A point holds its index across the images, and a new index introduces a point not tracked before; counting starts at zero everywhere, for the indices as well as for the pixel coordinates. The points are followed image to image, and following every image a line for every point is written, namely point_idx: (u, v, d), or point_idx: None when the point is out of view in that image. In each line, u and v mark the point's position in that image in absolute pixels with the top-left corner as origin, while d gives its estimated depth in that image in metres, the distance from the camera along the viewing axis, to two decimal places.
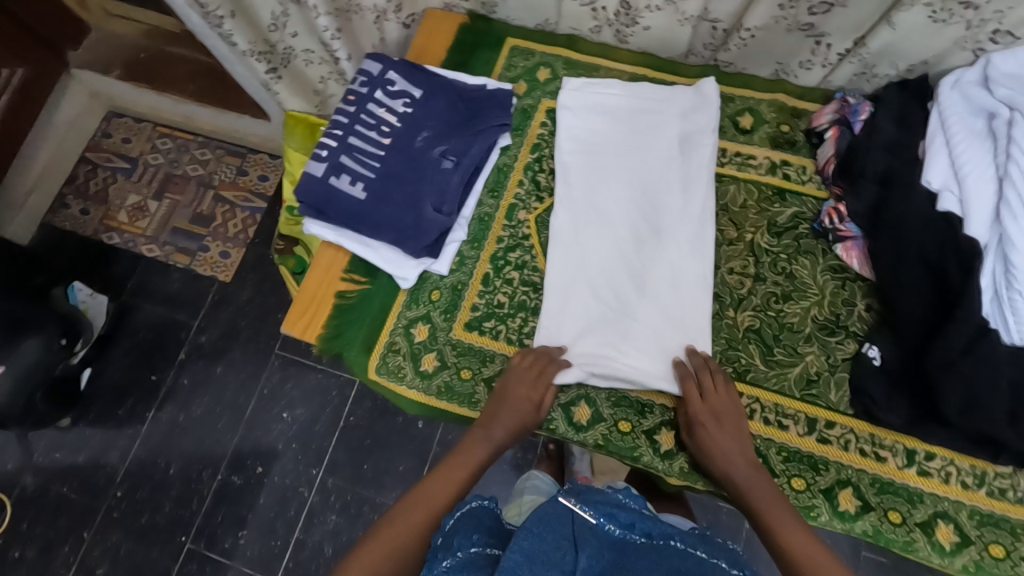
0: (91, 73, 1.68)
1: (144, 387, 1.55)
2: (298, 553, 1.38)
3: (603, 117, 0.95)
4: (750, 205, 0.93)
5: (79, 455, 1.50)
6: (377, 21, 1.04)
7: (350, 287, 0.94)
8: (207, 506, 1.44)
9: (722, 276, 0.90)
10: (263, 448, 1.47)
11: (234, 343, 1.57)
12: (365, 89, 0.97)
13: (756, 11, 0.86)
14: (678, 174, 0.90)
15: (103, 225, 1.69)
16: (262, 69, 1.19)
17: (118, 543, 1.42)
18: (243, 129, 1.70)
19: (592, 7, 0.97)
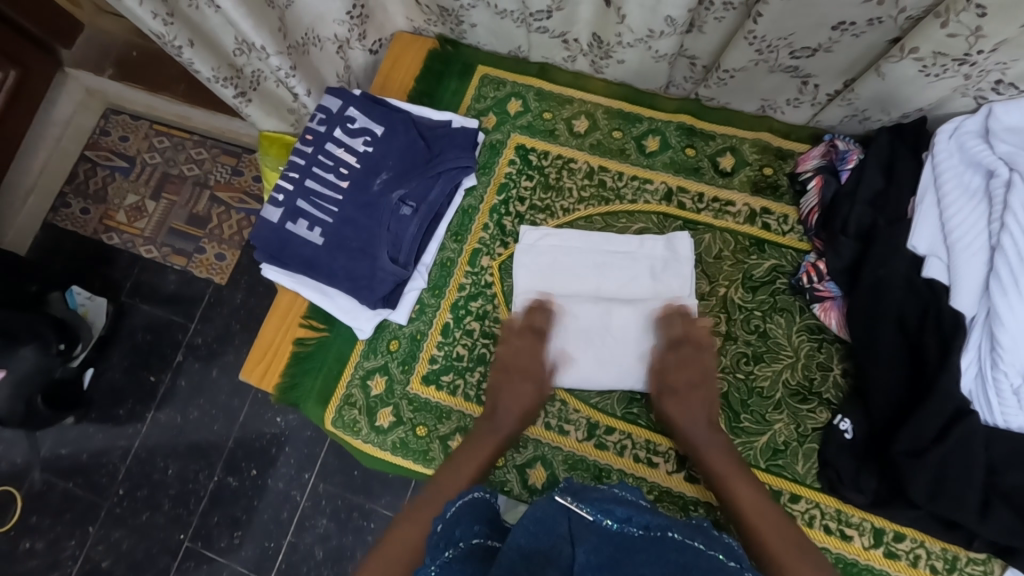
0: (85, 71, 1.47)
1: (142, 389, 1.37)
2: (291, 556, 1.25)
3: (567, 241, 0.87)
4: (725, 256, 0.88)
5: (82, 453, 1.35)
6: (340, 51, 0.99)
7: (308, 333, 0.93)
8: (204, 507, 1.30)
9: None
10: (259, 452, 1.31)
11: (229, 348, 1.38)
12: (323, 128, 0.92)
13: (731, 54, 0.80)
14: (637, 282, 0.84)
15: (102, 225, 1.47)
16: (229, 94, 1.07)
17: (120, 540, 1.30)
18: (239, 129, 1.46)
19: (563, 39, 0.91)
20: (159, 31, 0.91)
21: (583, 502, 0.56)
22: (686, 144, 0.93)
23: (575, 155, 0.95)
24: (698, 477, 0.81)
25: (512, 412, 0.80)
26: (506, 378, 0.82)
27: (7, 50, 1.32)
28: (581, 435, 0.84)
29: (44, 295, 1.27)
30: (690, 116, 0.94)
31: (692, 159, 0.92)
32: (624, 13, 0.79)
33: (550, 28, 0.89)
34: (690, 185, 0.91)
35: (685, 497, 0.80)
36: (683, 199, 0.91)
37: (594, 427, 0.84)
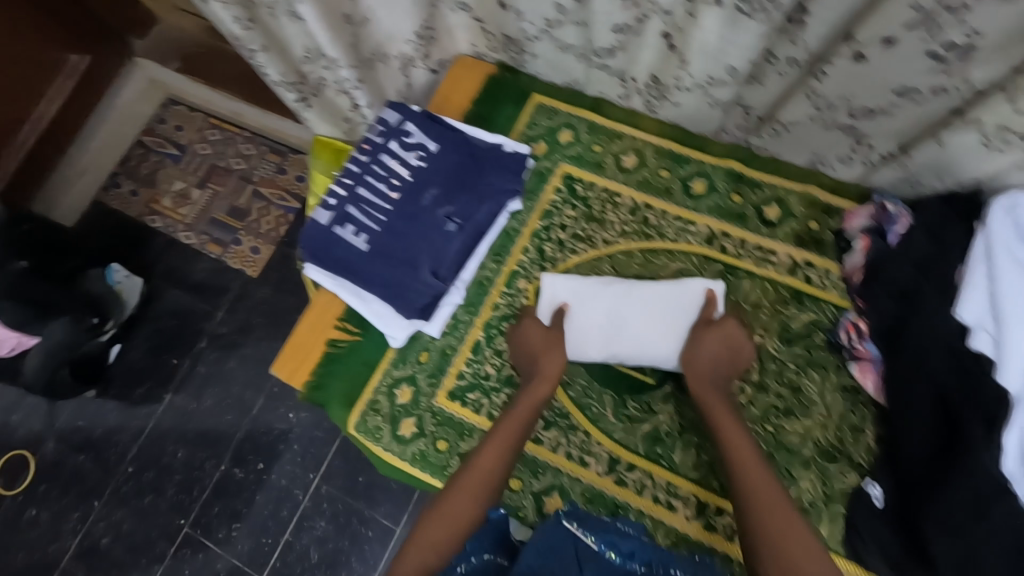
0: (154, 63, 1.55)
1: (163, 371, 1.40)
2: (285, 555, 1.26)
3: (583, 293, 0.87)
4: (763, 305, 0.88)
5: (98, 428, 1.38)
6: (403, 68, 1.02)
7: (342, 336, 0.94)
8: (207, 495, 1.31)
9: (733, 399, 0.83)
10: (266, 446, 1.32)
11: (251, 338, 1.40)
12: (380, 140, 0.95)
13: (790, 108, 0.82)
14: (671, 314, 0.84)
15: (147, 208, 1.51)
16: (291, 97, 1.13)
17: (122, 519, 1.31)
18: (289, 130, 1.51)
19: (621, 77, 0.93)
20: (237, 33, 0.96)
21: (589, 530, 0.58)
22: (733, 190, 0.93)
23: (621, 190, 0.96)
24: (717, 527, 0.79)
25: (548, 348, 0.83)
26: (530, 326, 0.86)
27: (80, 34, 1.43)
28: (602, 469, 0.83)
29: (84, 271, 1.31)
30: (737, 163, 0.94)
31: (737, 206, 0.93)
32: (686, 60, 0.80)
33: (611, 66, 0.91)
34: (732, 230, 0.92)
35: (702, 546, 0.79)
36: (725, 244, 0.91)
37: (615, 462, 0.83)
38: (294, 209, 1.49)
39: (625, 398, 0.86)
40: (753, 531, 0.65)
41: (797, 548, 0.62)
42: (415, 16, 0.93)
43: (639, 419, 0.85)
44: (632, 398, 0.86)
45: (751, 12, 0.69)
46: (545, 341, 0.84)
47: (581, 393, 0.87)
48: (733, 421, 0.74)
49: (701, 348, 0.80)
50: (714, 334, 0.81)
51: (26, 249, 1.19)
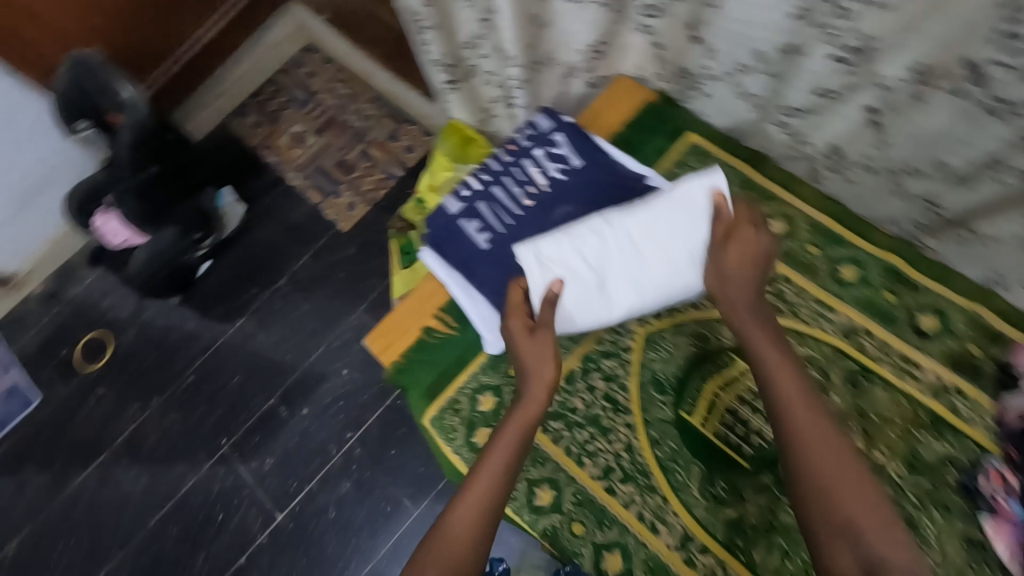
0: (309, 11, 1.59)
1: (241, 297, 1.45)
2: (307, 503, 1.30)
3: (572, 260, 0.79)
4: (894, 422, 0.79)
5: (173, 333, 1.43)
6: (565, 77, 1.00)
7: (438, 327, 0.93)
8: (251, 424, 1.36)
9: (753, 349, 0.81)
10: (312, 392, 1.37)
11: (325, 285, 1.45)
12: (528, 144, 0.94)
13: (994, 216, 0.75)
14: (666, 236, 0.78)
15: (265, 142, 1.56)
16: (441, 79, 1.14)
17: (173, 422, 1.37)
18: (411, 102, 1.53)
19: (796, 139, 0.86)
20: (416, 9, 0.99)
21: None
22: (888, 287, 0.85)
23: None
24: None
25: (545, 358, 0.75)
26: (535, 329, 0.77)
27: None
28: (672, 542, 0.79)
29: (202, 187, 1.37)
30: (900, 260, 0.86)
31: (888, 305, 0.84)
32: (890, 141, 0.76)
33: (791, 125, 0.84)
34: (877, 331, 0.83)
35: None
36: (864, 342, 0.83)
37: (688, 539, 0.78)
38: (396, 175, 1.52)
39: (714, 475, 0.81)
40: (817, 503, 0.62)
41: (862, 512, 0.60)
42: (596, 29, 0.90)
43: (725, 501, 0.79)
44: (722, 477, 0.80)
45: (1005, 115, 0.63)
46: (534, 345, 0.75)
47: (668, 456, 0.82)
48: (780, 359, 0.69)
49: (738, 287, 0.73)
50: (734, 247, 0.74)
51: (161, 158, 1.27)
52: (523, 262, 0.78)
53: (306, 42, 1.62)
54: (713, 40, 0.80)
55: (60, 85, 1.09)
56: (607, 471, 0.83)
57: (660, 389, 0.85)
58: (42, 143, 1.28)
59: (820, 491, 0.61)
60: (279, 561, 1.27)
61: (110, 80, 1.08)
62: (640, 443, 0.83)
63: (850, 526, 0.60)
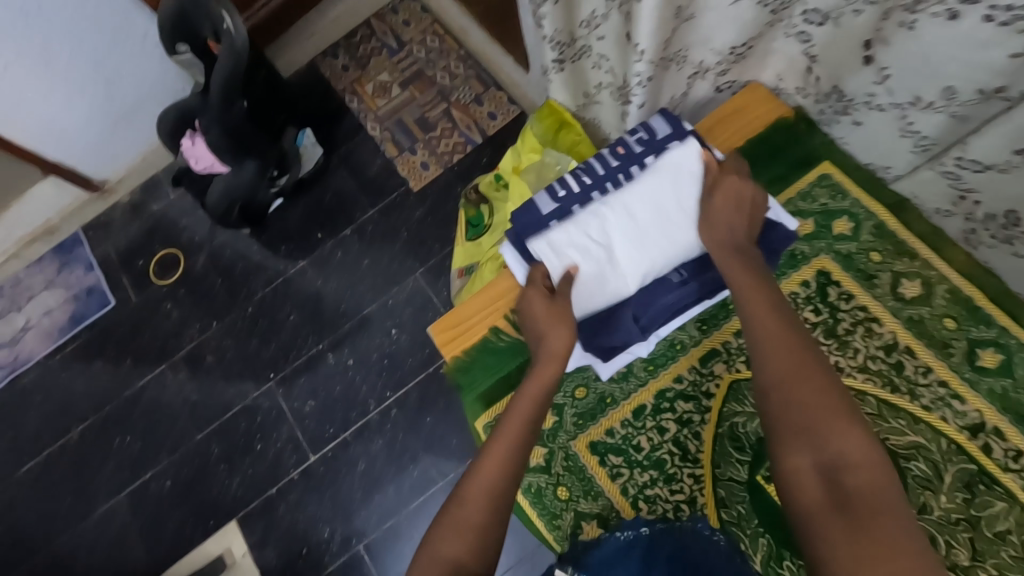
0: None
1: (307, 240, 1.44)
2: (339, 452, 1.31)
3: (581, 246, 0.75)
4: (1011, 542, 0.68)
5: (239, 262, 1.44)
6: (692, 77, 0.88)
7: (507, 329, 0.88)
8: (298, 365, 1.37)
9: None
10: (361, 347, 1.36)
11: (389, 242, 1.41)
12: (638, 150, 0.84)
13: None
14: (660, 199, 0.75)
15: (350, 86, 1.52)
16: (550, 57, 1.04)
17: (228, 347, 1.40)
18: (501, 65, 1.42)
19: (961, 194, 0.73)
20: None
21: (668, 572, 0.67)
22: None
23: (884, 319, 0.78)
24: None
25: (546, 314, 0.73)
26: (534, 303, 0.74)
27: None
28: None
29: (283, 126, 1.35)
30: None
31: None
32: None
33: (960, 177, 0.71)
34: (1009, 433, 0.72)
35: None
36: (992, 444, 0.72)
37: None
38: (474, 141, 1.45)
39: (783, 555, 0.73)
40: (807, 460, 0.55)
41: (821, 415, 0.56)
42: (742, 27, 0.77)
43: None
44: (792, 558, 0.72)
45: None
46: (552, 313, 0.72)
47: (733, 521, 0.75)
48: (767, 307, 0.65)
49: (718, 210, 0.72)
50: (727, 184, 0.73)
51: (253, 91, 1.24)
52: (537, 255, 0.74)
53: None
54: (890, 65, 0.67)
55: (169, 5, 1.06)
56: (662, 523, 0.77)
57: (737, 448, 0.77)
58: (151, 64, 1.30)
59: (788, 403, 0.57)
60: (307, 500, 1.29)
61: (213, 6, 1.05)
62: (705, 500, 0.77)
63: (807, 429, 0.56)
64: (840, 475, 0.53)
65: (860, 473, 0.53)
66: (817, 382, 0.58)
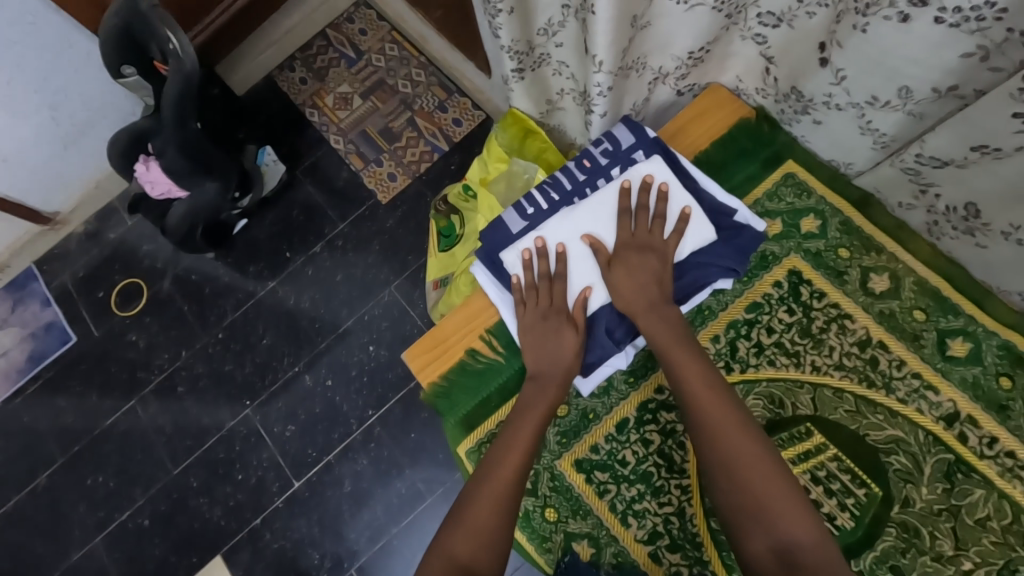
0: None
1: (275, 258, 1.39)
2: (323, 475, 1.27)
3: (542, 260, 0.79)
4: (991, 529, 0.70)
5: (205, 286, 1.39)
6: (653, 82, 0.87)
7: (484, 350, 0.86)
8: (275, 389, 1.32)
9: (733, 338, 0.81)
10: (339, 365, 1.32)
11: (361, 257, 1.38)
12: (604, 162, 0.83)
13: None
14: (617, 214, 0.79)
15: (310, 98, 1.47)
16: (509, 66, 0.98)
17: (200, 374, 1.34)
18: (463, 71, 1.39)
19: (922, 187, 0.73)
20: None
21: None
22: (1004, 371, 0.74)
23: (856, 315, 0.79)
24: None
25: (558, 334, 0.76)
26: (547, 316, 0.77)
27: None
28: None
29: (242, 144, 1.30)
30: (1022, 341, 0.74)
31: (1000, 394, 0.73)
32: None
33: (920, 172, 0.71)
34: (982, 420, 0.73)
35: None
36: (967, 432, 0.73)
37: None
38: (441, 149, 1.42)
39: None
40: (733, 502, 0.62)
41: (764, 488, 0.61)
42: (699, 33, 0.77)
43: None
44: None
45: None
46: (555, 327, 0.76)
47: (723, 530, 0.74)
48: (686, 356, 0.70)
49: (628, 294, 0.75)
50: (630, 261, 0.76)
51: (208, 108, 1.20)
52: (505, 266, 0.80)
53: None
54: (846, 65, 0.67)
55: (107, 29, 1.00)
56: (652, 536, 0.76)
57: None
58: (94, 86, 1.23)
59: (732, 477, 0.62)
60: (294, 524, 1.25)
61: (156, 25, 0.99)
62: (693, 510, 0.76)
63: (733, 477, 0.62)
64: (793, 556, 0.57)
65: (815, 553, 0.57)
66: (737, 427, 0.64)
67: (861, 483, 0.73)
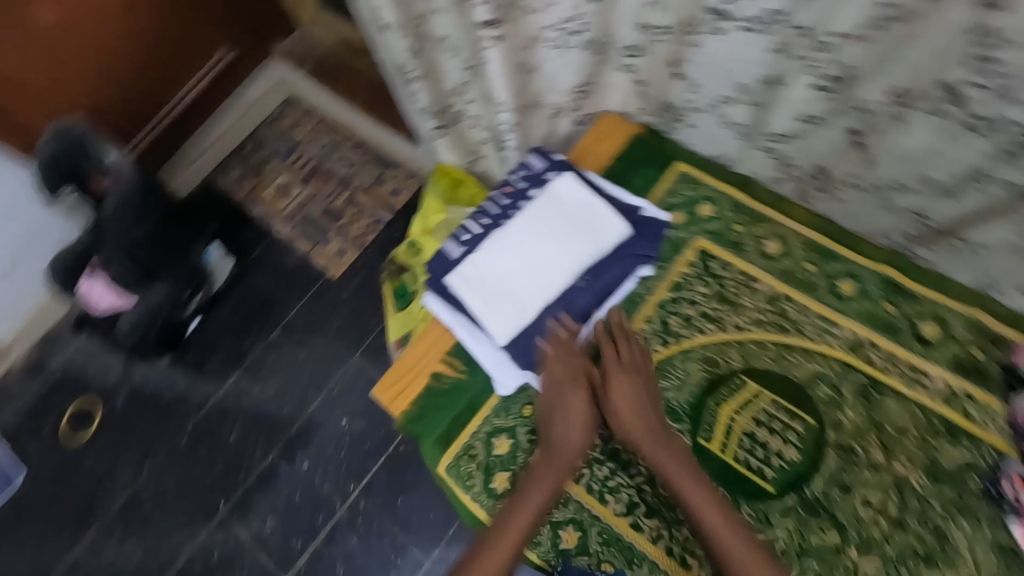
0: (287, 63, 1.61)
1: (234, 352, 1.41)
2: (314, 562, 1.24)
3: (484, 277, 0.90)
4: (910, 432, 0.80)
5: (164, 394, 1.38)
6: (552, 117, 1.03)
7: (447, 372, 0.92)
8: (250, 483, 1.30)
9: (665, 316, 0.91)
10: (312, 444, 1.31)
11: (321, 335, 1.40)
12: (522, 185, 0.96)
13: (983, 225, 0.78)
14: (541, 226, 0.91)
15: (249, 194, 1.54)
16: (430, 125, 1.12)
17: (168, 486, 1.31)
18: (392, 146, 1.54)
19: (783, 162, 0.91)
20: (403, 60, 0.97)
21: None
22: (886, 298, 0.86)
23: (760, 277, 0.91)
24: None
25: (570, 427, 0.83)
26: (554, 401, 0.84)
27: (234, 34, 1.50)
28: None
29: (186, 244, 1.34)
30: (895, 270, 0.88)
31: (889, 315, 0.85)
32: (876, 161, 0.81)
33: (776, 151, 0.90)
34: (879, 340, 0.84)
35: None
36: (872, 354, 0.84)
37: None
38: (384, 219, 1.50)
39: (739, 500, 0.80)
40: None
41: None
42: (581, 69, 0.94)
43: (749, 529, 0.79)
44: (748, 503, 0.80)
45: (985, 130, 0.69)
46: (569, 420, 0.83)
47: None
48: (682, 462, 0.78)
49: (618, 402, 0.83)
50: (619, 374, 0.84)
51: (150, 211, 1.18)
52: (453, 289, 0.90)
53: (284, 94, 1.62)
54: (698, 74, 0.87)
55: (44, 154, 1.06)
56: (631, 562, 0.79)
57: (673, 418, 0.86)
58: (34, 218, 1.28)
59: None
60: None
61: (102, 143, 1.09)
62: None
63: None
64: None
65: None
66: (736, 531, 0.72)
67: (795, 417, 0.82)
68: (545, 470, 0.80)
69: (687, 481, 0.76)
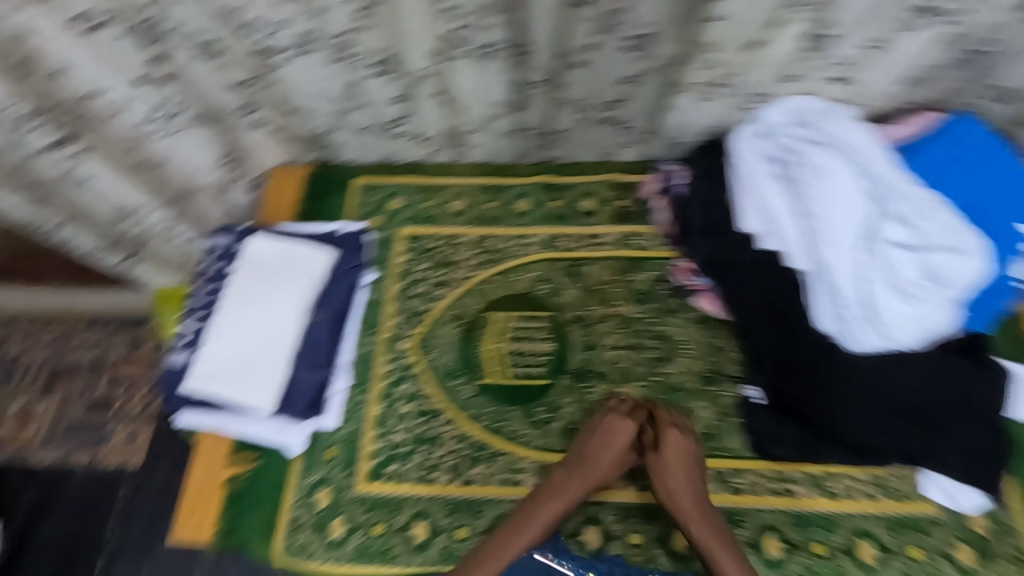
0: None
1: None
2: None
3: (216, 367, 0.90)
4: (610, 280, 1.00)
5: None
6: (217, 197, 1.03)
7: (240, 469, 0.91)
8: None
9: (408, 303, 1.00)
10: None
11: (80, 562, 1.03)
12: (215, 271, 0.99)
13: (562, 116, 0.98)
14: (243, 295, 0.95)
15: None
16: (113, 260, 1.01)
17: None
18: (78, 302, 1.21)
19: (418, 139, 1.04)
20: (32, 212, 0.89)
21: None
22: (549, 198, 1.06)
23: (460, 232, 1.04)
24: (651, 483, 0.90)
25: (613, 451, 0.85)
26: (611, 435, 0.86)
27: None
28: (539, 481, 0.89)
29: None
30: (545, 176, 1.07)
31: (558, 209, 1.05)
32: (471, 106, 0.97)
33: (407, 133, 1.03)
34: (558, 231, 1.03)
35: (640, 506, 0.89)
36: (559, 243, 1.02)
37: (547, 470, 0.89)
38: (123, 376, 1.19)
39: (525, 405, 0.93)
40: None
41: None
42: (213, 145, 0.96)
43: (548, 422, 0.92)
44: (536, 404, 0.93)
45: (525, 48, 0.88)
46: (610, 452, 0.85)
47: (483, 418, 0.92)
48: (688, 480, 0.83)
49: (670, 458, 0.84)
50: (671, 436, 0.86)
51: None
52: (191, 396, 0.89)
53: None
54: (305, 104, 0.97)
55: None
56: (502, 519, 0.87)
57: (452, 377, 0.95)
58: None
59: None
60: None
61: None
62: (466, 428, 0.92)
63: None
64: None
65: None
66: (730, 552, 0.79)
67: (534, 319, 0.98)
68: (564, 487, 0.83)
69: (691, 498, 0.82)
